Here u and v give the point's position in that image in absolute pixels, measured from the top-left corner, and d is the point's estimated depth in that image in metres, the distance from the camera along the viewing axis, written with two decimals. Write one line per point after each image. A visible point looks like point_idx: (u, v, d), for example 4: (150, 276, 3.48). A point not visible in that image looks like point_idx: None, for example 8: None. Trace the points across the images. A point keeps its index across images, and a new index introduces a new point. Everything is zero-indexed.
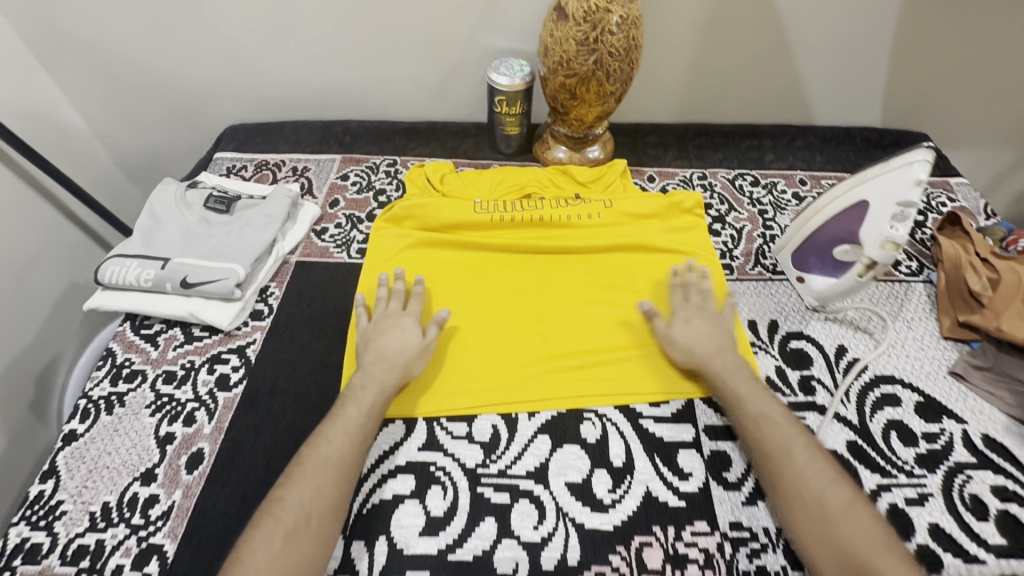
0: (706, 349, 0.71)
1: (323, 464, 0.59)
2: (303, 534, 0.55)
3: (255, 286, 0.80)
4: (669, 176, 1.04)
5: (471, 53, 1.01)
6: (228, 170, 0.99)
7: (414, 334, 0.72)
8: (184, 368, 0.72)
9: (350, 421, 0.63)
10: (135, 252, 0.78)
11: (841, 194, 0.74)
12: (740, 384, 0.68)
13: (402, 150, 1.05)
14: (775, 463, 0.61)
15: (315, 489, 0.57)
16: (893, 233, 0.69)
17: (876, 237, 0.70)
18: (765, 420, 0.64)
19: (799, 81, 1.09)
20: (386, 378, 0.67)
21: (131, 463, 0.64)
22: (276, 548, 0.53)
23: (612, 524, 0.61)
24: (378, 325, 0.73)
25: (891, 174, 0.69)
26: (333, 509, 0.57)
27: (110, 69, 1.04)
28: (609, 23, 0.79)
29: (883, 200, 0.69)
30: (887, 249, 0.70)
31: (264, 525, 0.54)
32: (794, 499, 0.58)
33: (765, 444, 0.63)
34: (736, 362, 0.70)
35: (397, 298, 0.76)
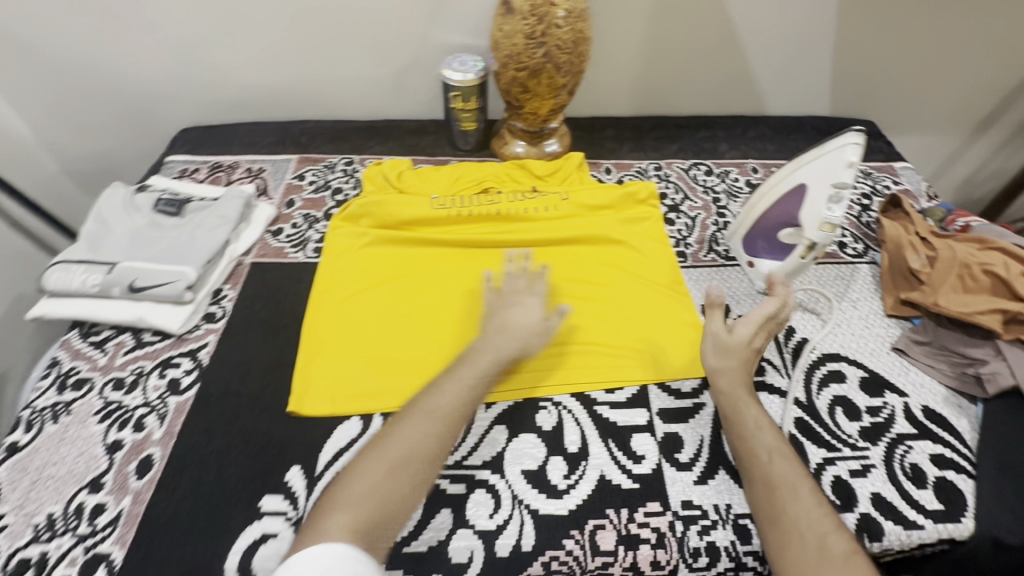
0: (735, 368, 0.69)
1: (432, 415, 0.58)
2: (404, 475, 0.54)
3: (208, 289, 0.79)
4: (626, 167, 1.05)
5: (425, 50, 1.01)
6: (180, 173, 0.98)
7: (535, 315, 0.70)
8: (134, 374, 0.71)
9: (467, 382, 0.62)
10: (80, 258, 0.76)
11: (783, 179, 0.76)
12: (758, 415, 0.65)
13: (360, 149, 1.04)
14: (777, 497, 0.57)
15: (419, 434, 0.56)
16: (831, 214, 0.72)
17: (815, 219, 0.73)
18: (779, 452, 0.61)
19: (750, 73, 1.12)
20: (507, 349, 0.67)
21: (78, 472, 0.63)
22: (380, 481, 0.53)
23: (567, 509, 0.62)
24: (504, 300, 0.72)
25: (825, 158, 0.71)
26: (433, 458, 0.56)
27: (55, 73, 1.01)
28: (556, 16, 0.80)
29: (819, 184, 0.72)
30: (826, 230, 0.73)
31: (373, 454, 0.55)
32: (791, 535, 0.55)
33: (772, 476, 0.59)
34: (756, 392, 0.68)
35: (524, 278, 0.75)
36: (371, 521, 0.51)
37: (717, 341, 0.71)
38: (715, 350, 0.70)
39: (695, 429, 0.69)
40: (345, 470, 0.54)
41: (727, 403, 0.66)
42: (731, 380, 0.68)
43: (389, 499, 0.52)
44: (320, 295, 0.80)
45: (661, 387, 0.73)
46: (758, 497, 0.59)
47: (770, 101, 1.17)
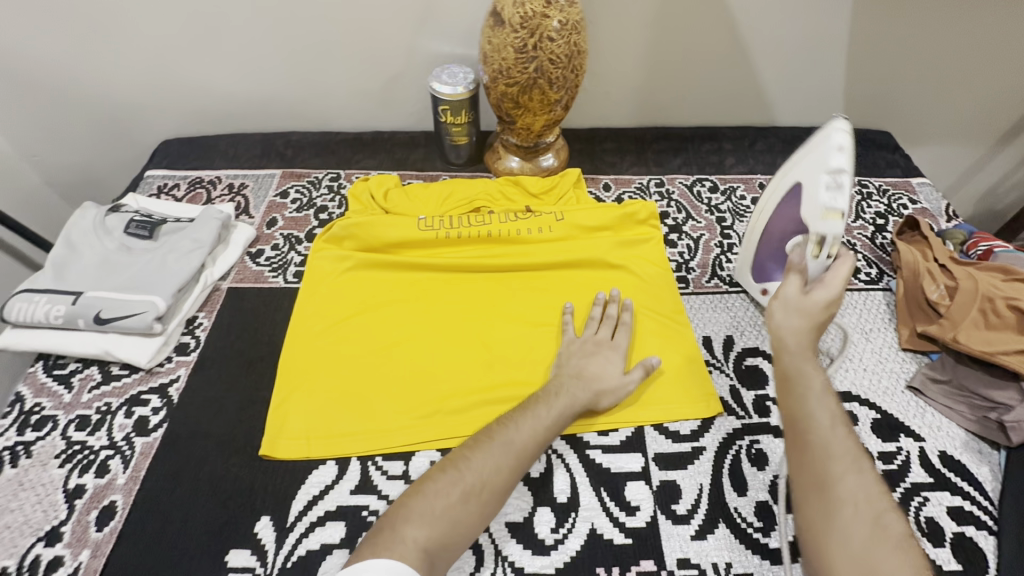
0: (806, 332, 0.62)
1: (507, 447, 0.59)
2: (475, 501, 0.55)
3: (180, 318, 0.75)
4: (625, 183, 1.00)
5: (414, 60, 0.96)
6: (158, 189, 0.94)
7: (615, 369, 0.70)
8: (99, 412, 0.67)
9: (540, 421, 0.62)
10: (45, 286, 0.72)
11: (782, 184, 0.73)
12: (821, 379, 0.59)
13: (347, 163, 1.00)
14: (834, 466, 0.53)
15: (495, 465, 0.57)
16: (827, 200, 0.65)
17: (815, 210, 0.66)
18: (843, 422, 0.56)
19: (757, 82, 1.06)
20: (582, 396, 0.66)
21: (35, 521, 0.59)
22: (453, 502, 0.54)
23: (554, 567, 0.58)
24: (582, 346, 0.72)
25: (818, 144, 0.67)
26: (504, 489, 0.57)
27: (28, 83, 0.97)
28: (548, 29, 0.75)
29: (810, 174, 0.67)
30: (829, 219, 0.65)
31: (447, 478, 0.56)
32: (842, 504, 0.51)
33: (831, 442, 0.54)
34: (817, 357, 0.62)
35: (605, 326, 0.74)
36: (439, 546, 0.52)
37: (792, 301, 0.65)
38: (786, 311, 0.64)
39: (694, 477, 0.65)
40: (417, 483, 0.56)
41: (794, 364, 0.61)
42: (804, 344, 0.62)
43: (459, 524, 0.53)
44: (300, 326, 0.76)
45: (658, 430, 0.69)
46: (808, 460, 0.54)
47: (779, 112, 1.11)
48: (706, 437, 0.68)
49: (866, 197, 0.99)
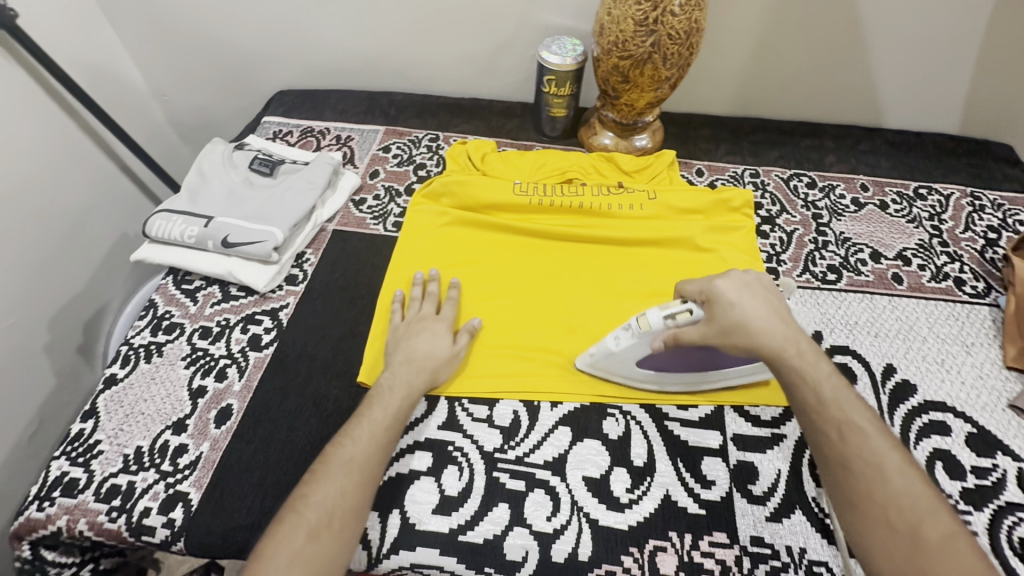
0: (775, 326, 0.58)
1: (348, 465, 0.55)
2: (326, 536, 0.51)
3: (292, 251, 0.81)
4: (719, 171, 0.99)
5: (524, 30, 0.97)
6: (274, 134, 1.01)
7: (445, 341, 0.69)
8: (219, 325, 0.74)
9: (376, 423, 0.59)
10: (180, 208, 0.80)
11: (643, 373, 0.67)
12: (823, 380, 0.56)
13: (445, 126, 1.03)
14: (863, 481, 0.51)
15: (338, 490, 0.53)
16: (636, 339, 0.63)
17: (640, 340, 0.63)
18: (851, 427, 0.53)
19: (871, 80, 1.01)
20: (414, 381, 0.64)
21: (165, 412, 0.66)
22: (300, 546, 0.50)
23: (627, 524, 0.60)
24: (409, 326, 0.70)
25: (596, 360, 0.68)
26: (356, 510, 0.54)
27: (168, 25, 1.05)
28: (672, 3, 0.75)
29: (620, 356, 0.66)
30: (644, 322, 0.62)
31: (289, 523, 0.51)
32: (878, 520, 0.49)
33: (850, 455, 0.52)
34: (804, 342, 0.58)
35: (429, 301, 0.73)
36: None
37: (726, 328, 0.58)
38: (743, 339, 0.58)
39: (773, 462, 0.65)
40: (258, 545, 0.50)
41: (790, 367, 0.57)
42: (779, 341, 0.57)
43: (316, 564, 0.50)
44: (396, 273, 0.80)
45: (738, 412, 0.68)
46: (833, 476, 0.53)
47: (889, 113, 1.06)
48: (787, 425, 0.67)
49: (978, 209, 0.94)
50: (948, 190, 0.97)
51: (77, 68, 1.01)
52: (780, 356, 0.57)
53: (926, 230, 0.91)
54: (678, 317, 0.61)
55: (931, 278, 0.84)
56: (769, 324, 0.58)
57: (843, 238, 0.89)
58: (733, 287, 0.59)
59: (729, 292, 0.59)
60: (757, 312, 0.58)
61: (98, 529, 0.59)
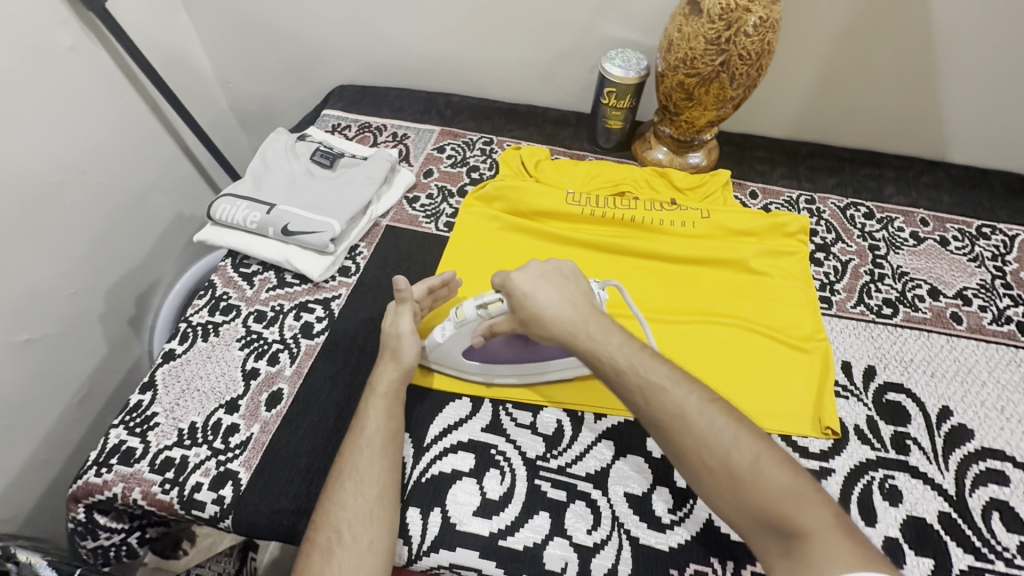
0: (567, 312, 0.60)
1: (340, 481, 0.57)
2: (339, 551, 0.52)
3: (347, 243, 0.83)
4: (774, 194, 0.97)
5: (588, 41, 0.97)
6: (334, 128, 1.03)
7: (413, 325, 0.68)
8: (274, 310, 0.76)
9: (356, 433, 0.60)
10: (244, 194, 0.82)
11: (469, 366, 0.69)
12: (617, 350, 0.57)
13: (499, 131, 1.04)
14: (678, 438, 0.51)
15: (341, 506, 0.55)
16: (455, 331, 0.65)
17: (459, 330, 0.65)
18: (651, 388, 0.54)
19: (940, 112, 0.98)
20: (385, 377, 0.65)
21: (219, 390, 0.68)
22: (318, 567, 0.51)
23: (668, 545, 0.59)
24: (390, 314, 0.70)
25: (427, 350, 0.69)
26: (365, 520, 0.54)
27: (240, 15, 1.08)
28: (746, 24, 0.74)
29: (446, 348, 0.67)
30: (461, 312, 0.65)
31: (308, 551, 0.53)
32: (700, 467, 0.50)
33: (656, 417, 0.53)
34: (583, 321, 0.59)
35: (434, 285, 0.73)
36: None
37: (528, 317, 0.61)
38: (541, 325, 0.60)
39: None
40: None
41: (586, 346, 0.58)
42: (570, 327, 0.59)
43: None
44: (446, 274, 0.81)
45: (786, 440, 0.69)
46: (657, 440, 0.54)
47: (954, 148, 1.03)
48: (837, 460, 0.67)
49: None
50: (1013, 231, 0.93)
51: (153, 51, 1.05)
52: (573, 340, 0.59)
53: (988, 270, 0.88)
54: (491, 306, 0.64)
55: (993, 321, 0.82)
56: (556, 308, 0.60)
57: (901, 272, 0.87)
58: (524, 280, 0.62)
59: (528, 285, 0.62)
60: (546, 299, 0.60)
61: (151, 499, 0.61)
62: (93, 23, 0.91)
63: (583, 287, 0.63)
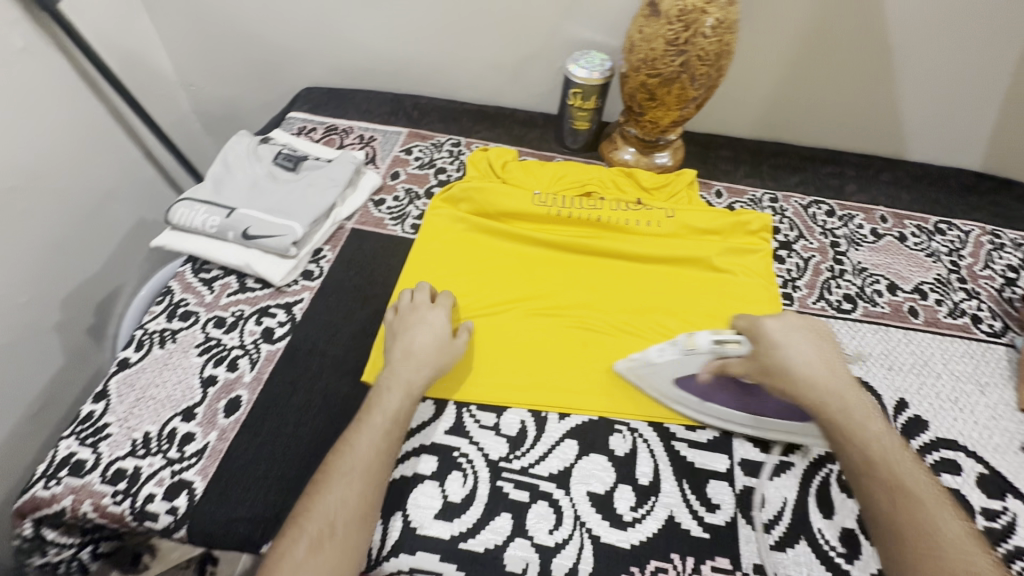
0: (828, 380, 0.56)
1: (348, 475, 0.55)
2: (327, 545, 0.51)
3: (310, 247, 0.82)
4: (738, 193, 0.99)
5: (553, 42, 0.98)
6: (299, 130, 1.02)
7: (443, 333, 0.68)
8: (234, 316, 0.75)
9: (376, 429, 0.59)
10: (203, 197, 0.81)
11: (672, 395, 0.68)
12: (880, 439, 0.53)
13: (468, 132, 1.04)
14: (910, 549, 0.47)
15: (339, 499, 0.53)
16: (682, 357, 0.65)
17: (684, 358, 0.65)
18: (903, 493, 0.50)
19: (897, 111, 1.00)
20: (413, 379, 0.63)
21: (175, 398, 0.67)
22: (303, 557, 0.50)
23: (630, 542, 0.60)
24: (402, 319, 0.70)
25: (635, 365, 0.69)
26: (358, 519, 0.53)
27: (203, 16, 1.06)
28: (704, 25, 0.75)
29: (660, 370, 0.67)
30: (693, 341, 0.65)
31: (293, 535, 0.52)
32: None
33: (896, 515, 0.49)
34: (868, 413, 0.55)
35: (424, 289, 0.73)
36: None
37: (775, 368, 0.58)
38: (797, 384, 0.57)
39: (779, 489, 0.64)
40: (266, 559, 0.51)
41: (839, 424, 0.54)
42: (832, 400, 0.55)
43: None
44: (409, 276, 0.80)
45: (746, 436, 0.68)
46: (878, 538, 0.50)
47: (912, 146, 1.05)
48: (797, 453, 0.67)
49: (998, 247, 0.93)
50: (968, 226, 0.96)
51: (112, 54, 1.03)
52: (826, 411, 0.55)
53: (944, 265, 0.90)
54: (728, 344, 0.63)
55: (948, 314, 0.84)
56: (815, 374, 0.56)
57: (861, 268, 0.89)
58: (778, 326, 0.60)
59: (796, 343, 0.58)
60: (801, 362, 0.57)
61: (102, 512, 0.59)
62: (47, 25, 0.89)
63: (837, 353, 0.59)
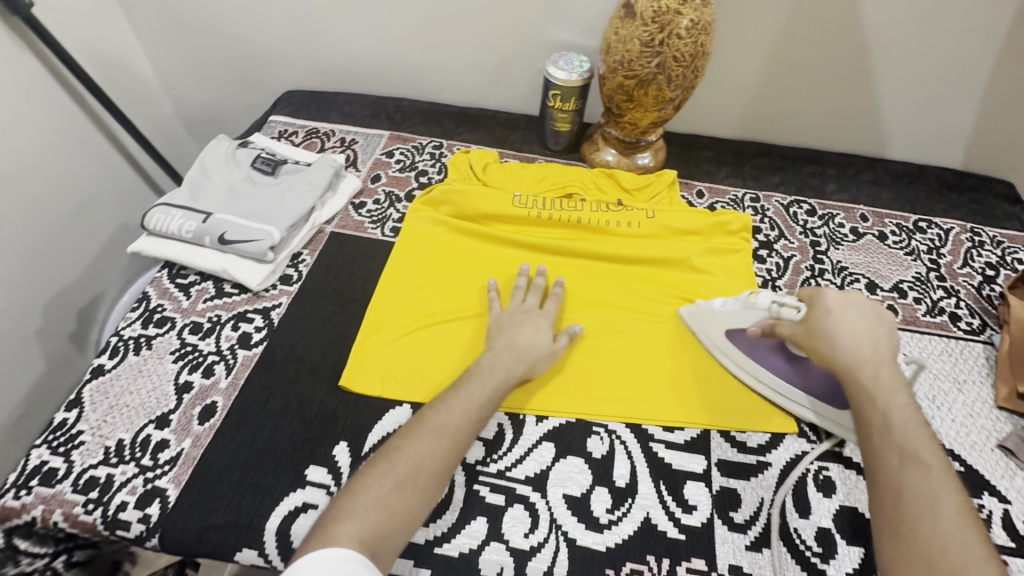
0: (865, 352, 0.59)
1: (439, 431, 0.57)
2: (409, 489, 0.53)
3: (288, 251, 0.81)
4: (720, 193, 0.99)
5: (533, 44, 0.98)
6: (280, 134, 1.02)
7: (547, 336, 0.71)
8: (210, 321, 0.74)
9: (471, 399, 0.61)
10: (180, 203, 0.80)
11: (721, 343, 0.73)
12: (896, 410, 0.54)
13: (450, 134, 1.04)
14: (905, 508, 0.48)
15: (427, 451, 0.55)
16: (740, 308, 0.72)
17: (743, 310, 0.72)
18: (914, 459, 0.50)
19: (877, 110, 1.01)
20: (514, 368, 0.66)
21: (149, 405, 0.66)
22: (386, 492, 0.52)
23: (605, 545, 0.60)
24: (513, 316, 0.72)
25: (696, 311, 0.76)
26: (438, 474, 0.55)
27: (182, 20, 1.06)
28: (678, 26, 0.75)
29: (715, 318, 0.74)
30: (755, 297, 0.71)
31: (379, 469, 0.54)
32: (918, 554, 0.45)
33: (900, 479, 0.50)
34: (898, 385, 0.56)
35: (533, 294, 0.76)
36: (374, 537, 0.49)
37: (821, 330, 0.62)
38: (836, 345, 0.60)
39: (756, 489, 0.64)
40: (351, 482, 0.53)
41: (863, 386, 0.56)
42: (868, 366, 0.57)
43: (396, 514, 0.51)
44: (388, 280, 0.80)
45: (724, 436, 0.68)
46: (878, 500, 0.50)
47: (893, 144, 1.06)
48: (773, 453, 0.67)
49: (977, 245, 0.93)
50: (948, 224, 0.96)
51: (89, 58, 1.02)
52: (857, 374, 0.57)
53: (923, 264, 0.90)
54: (785, 307, 0.68)
55: (927, 312, 0.84)
56: (856, 342, 0.59)
57: (840, 267, 0.89)
58: (837, 301, 0.63)
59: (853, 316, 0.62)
60: (850, 332, 0.60)
61: (73, 521, 0.59)
62: (22, 29, 0.88)
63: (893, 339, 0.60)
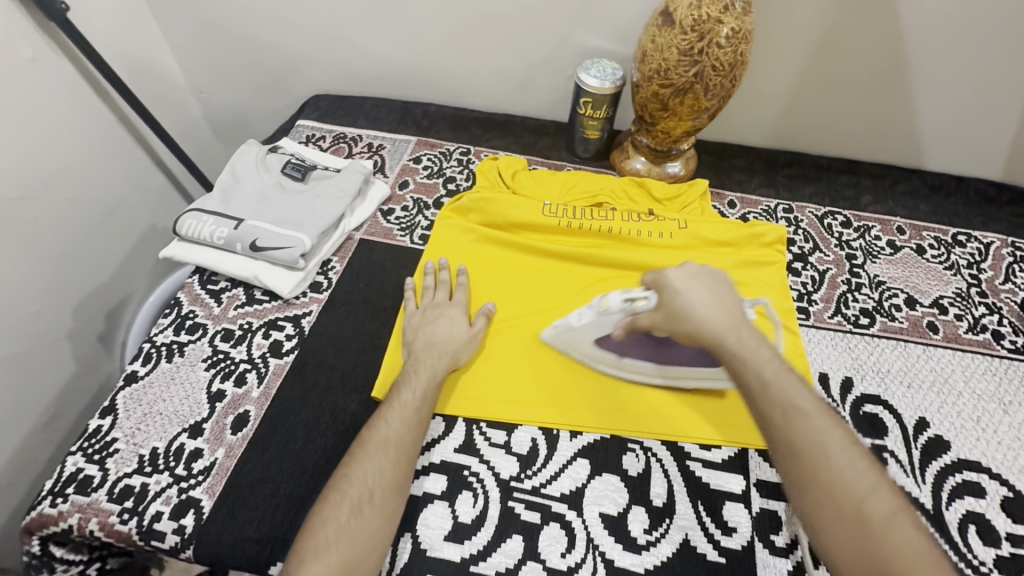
0: (720, 315, 0.59)
1: (384, 445, 0.56)
2: (368, 511, 0.52)
3: (318, 258, 0.81)
4: (752, 204, 0.97)
5: (564, 50, 0.96)
6: (307, 139, 1.02)
7: (462, 325, 0.71)
8: (242, 328, 0.74)
9: (406, 406, 0.60)
10: (211, 208, 0.80)
11: (591, 352, 0.70)
12: (765, 363, 0.55)
13: (477, 140, 1.03)
14: (805, 461, 0.50)
15: (377, 468, 0.55)
16: (595, 317, 0.66)
17: (600, 318, 0.66)
18: (795, 409, 0.52)
19: (914, 120, 0.99)
20: (437, 364, 0.66)
21: (182, 414, 0.66)
22: (344, 522, 0.51)
23: (644, 567, 0.58)
24: (425, 313, 0.73)
25: (559, 331, 0.70)
26: (395, 488, 0.55)
27: (211, 23, 1.06)
28: (719, 35, 0.74)
29: (579, 332, 0.69)
30: (605, 303, 0.65)
31: (332, 502, 0.53)
32: (824, 497, 0.48)
33: (792, 436, 0.51)
34: (759, 340, 0.58)
35: (442, 288, 0.76)
36: (344, 568, 0.49)
37: (675, 310, 0.60)
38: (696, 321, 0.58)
39: None
40: (306, 522, 0.52)
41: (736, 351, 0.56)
42: (723, 329, 0.58)
43: (360, 538, 0.51)
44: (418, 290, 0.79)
45: (763, 456, 0.66)
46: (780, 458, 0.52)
47: (929, 155, 1.03)
48: None
49: (1019, 260, 0.91)
50: (988, 238, 0.94)
51: (120, 61, 1.02)
52: (723, 342, 0.57)
53: (964, 279, 0.88)
54: (636, 302, 0.63)
55: (969, 330, 0.82)
56: (710, 312, 0.59)
57: (878, 282, 0.87)
58: (681, 277, 0.62)
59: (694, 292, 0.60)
60: (701, 304, 0.59)
61: (108, 530, 0.59)
62: (57, 34, 0.88)
63: (731, 295, 0.61)
